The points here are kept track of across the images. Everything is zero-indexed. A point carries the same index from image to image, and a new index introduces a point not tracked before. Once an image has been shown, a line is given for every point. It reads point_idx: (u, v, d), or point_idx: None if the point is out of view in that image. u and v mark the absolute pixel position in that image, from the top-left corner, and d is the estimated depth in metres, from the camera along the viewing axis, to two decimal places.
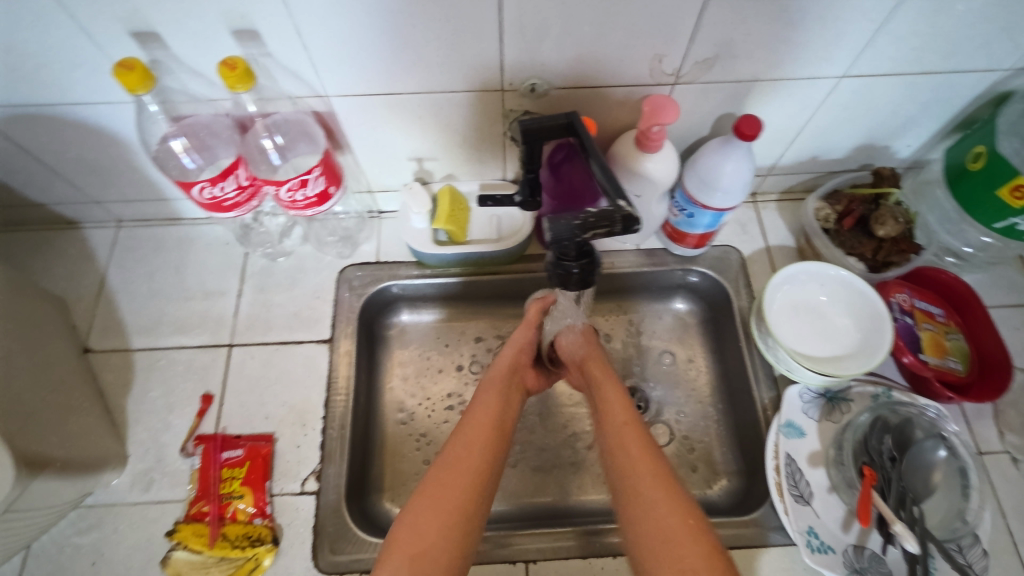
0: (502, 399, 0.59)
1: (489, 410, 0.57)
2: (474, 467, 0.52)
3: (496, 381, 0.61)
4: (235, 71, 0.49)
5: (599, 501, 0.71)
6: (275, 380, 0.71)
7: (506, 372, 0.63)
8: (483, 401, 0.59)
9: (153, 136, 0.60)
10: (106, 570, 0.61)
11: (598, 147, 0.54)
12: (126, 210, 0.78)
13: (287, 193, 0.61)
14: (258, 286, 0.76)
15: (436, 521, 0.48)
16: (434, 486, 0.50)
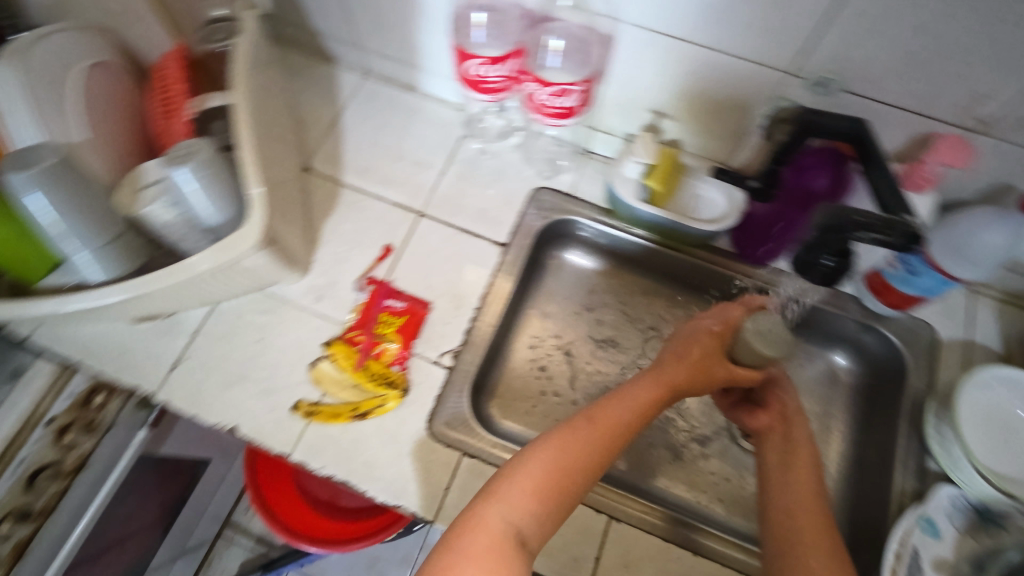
0: (671, 385, 0.52)
1: (653, 395, 0.52)
2: (605, 445, 0.48)
3: (686, 363, 0.54)
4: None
5: (681, 497, 0.72)
6: (447, 259, 0.76)
7: (695, 357, 0.54)
8: (653, 382, 0.53)
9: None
10: (266, 351, 0.70)
11: (883, 163, 0.54)
12: (379, 63, 0.85)
13: (543, 95, 0.63)
14: (461, 172, 0.81)
15: (561, 471, 0.46)
16: (576, 434, 0.48)
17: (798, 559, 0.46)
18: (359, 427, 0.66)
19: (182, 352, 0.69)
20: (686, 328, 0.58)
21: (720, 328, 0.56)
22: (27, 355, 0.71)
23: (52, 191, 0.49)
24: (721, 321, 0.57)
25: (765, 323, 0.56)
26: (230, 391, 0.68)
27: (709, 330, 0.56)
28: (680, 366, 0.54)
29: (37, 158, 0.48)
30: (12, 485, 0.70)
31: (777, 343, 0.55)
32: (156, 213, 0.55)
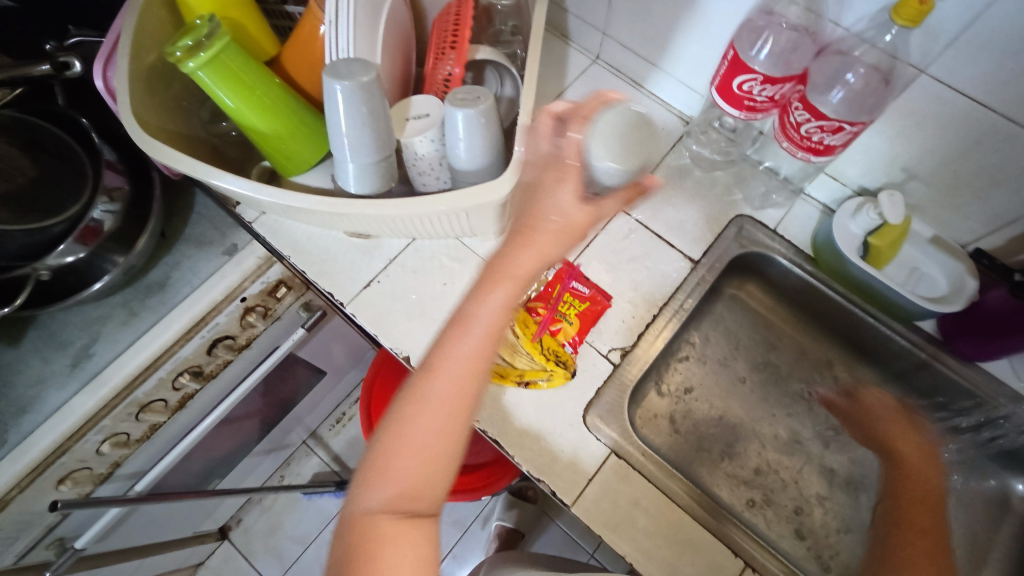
0: (505, 310, 0.50)
1: (485, 334, 0.49)
2: (447, 408, 0.48)
3: (506, 283, 0.50)
4: (922, 6, 0.48)
5: (808, 566, 0.70)
6: (636, 260, 0.76)
7: (520, 273, 0.50)
8: (468, 318, 0.50)
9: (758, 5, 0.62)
10: (449, 296, 0.73)
11: None
12: (614, 52, 0.85)
13: (810, 127, 0.60)
14: (668, 179, 0.80)
15: (414, 459, 0.48)
16: (421, 413, 0.48)
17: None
18: (519, 394, 0.68)
19: (376, 274, 0.74)
20: (544, 201, 0.52)
21: (533, 235, 0.51)
22: (244, 236, 0.78)
23: (354, 104, 0.52)
24: (565, 210, 0.51)
25: (625, 147, 0.51)
26: (410, 323, 0.71)
27: (533, 243, 0.51)
28: (495, 294, 0.50)
29: (353, 71, 0.52)
30: (197, 345, 0.76)
31: (637, 149, 0.52)
32: (420, 146, 0.60)
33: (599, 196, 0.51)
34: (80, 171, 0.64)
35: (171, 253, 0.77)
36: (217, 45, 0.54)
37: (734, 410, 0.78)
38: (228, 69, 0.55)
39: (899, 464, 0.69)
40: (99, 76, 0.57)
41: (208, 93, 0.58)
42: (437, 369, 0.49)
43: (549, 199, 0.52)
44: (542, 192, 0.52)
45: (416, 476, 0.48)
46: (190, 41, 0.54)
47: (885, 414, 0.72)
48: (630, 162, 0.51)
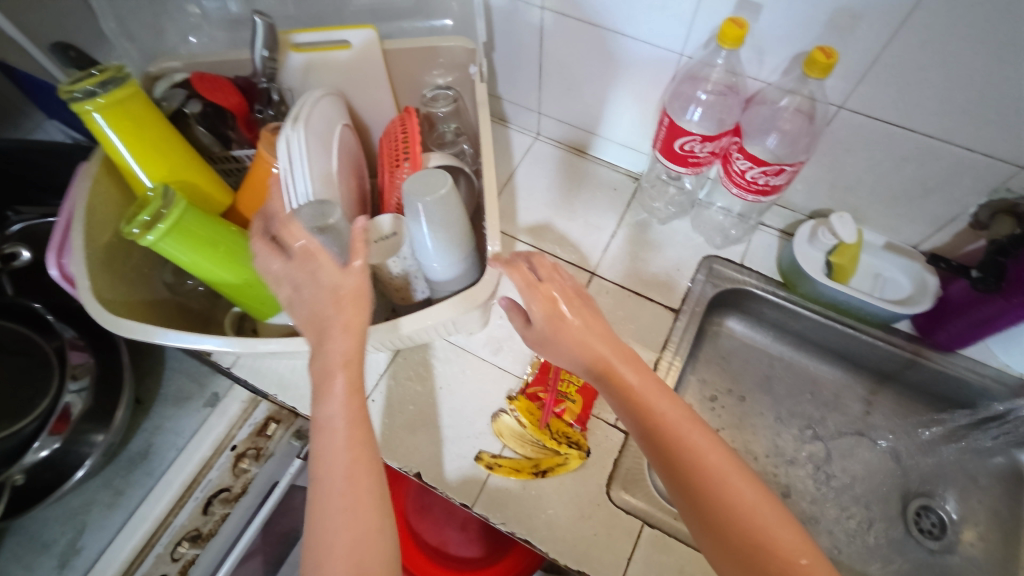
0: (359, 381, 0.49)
1: (352, 429, 0.47)
2: (358, 489, 0.45)
3: (342, 378, 0.48)
4: (829, 59, 0.53)
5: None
6: (620, 320, 0.77)
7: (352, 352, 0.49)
8: (329, 423, 0.47)
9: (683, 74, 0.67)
10: (447, 399, 0.72)
11: None
12: (552, 128, 0.89)
13: (754, 172, 0.64)
14: (630, 236, 0.83)
15: (357, 558, 0.43)
16: (341, 513, 0.44)
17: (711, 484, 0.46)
18: (539, 484, 0.66)
19: (369, 393, 0.72)
20: (313, 291, 0.49)
21: (343, 318, 0.49)
22: (224, 382, 0.76)
23: (320, 244, 0.53)
24: (315, 281, 0.49)
25: (426, 181, 0.55)
26: (413, 436, 0.69)
27: (342, 327, 0.49)
28: (336, 393, 0.47)
29: (316, 216, 0.53)
30: (193, 508, 0.70)
31: (433, 183, 0.55)
32: (395, 264, 0.61)
33: (309, 254, 0.50)
34: (43, 359, 0.63)
35: (150, 418, 0.74)
36: (175, 212, 0.53)
37: (747, 444, 0.79)
38: (189, 232, 0.55)
39: (647, 404, 0.50)
40: (54, 264, 0.55)
41: (171, 259, 0.56)
42: (333, 461, 0.45)
43: (307, 291, 0.50)
44: (302, 286, 0.50)
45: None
46: (146, 215, 0.53)
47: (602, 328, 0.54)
48: (447, 197, 0.55)
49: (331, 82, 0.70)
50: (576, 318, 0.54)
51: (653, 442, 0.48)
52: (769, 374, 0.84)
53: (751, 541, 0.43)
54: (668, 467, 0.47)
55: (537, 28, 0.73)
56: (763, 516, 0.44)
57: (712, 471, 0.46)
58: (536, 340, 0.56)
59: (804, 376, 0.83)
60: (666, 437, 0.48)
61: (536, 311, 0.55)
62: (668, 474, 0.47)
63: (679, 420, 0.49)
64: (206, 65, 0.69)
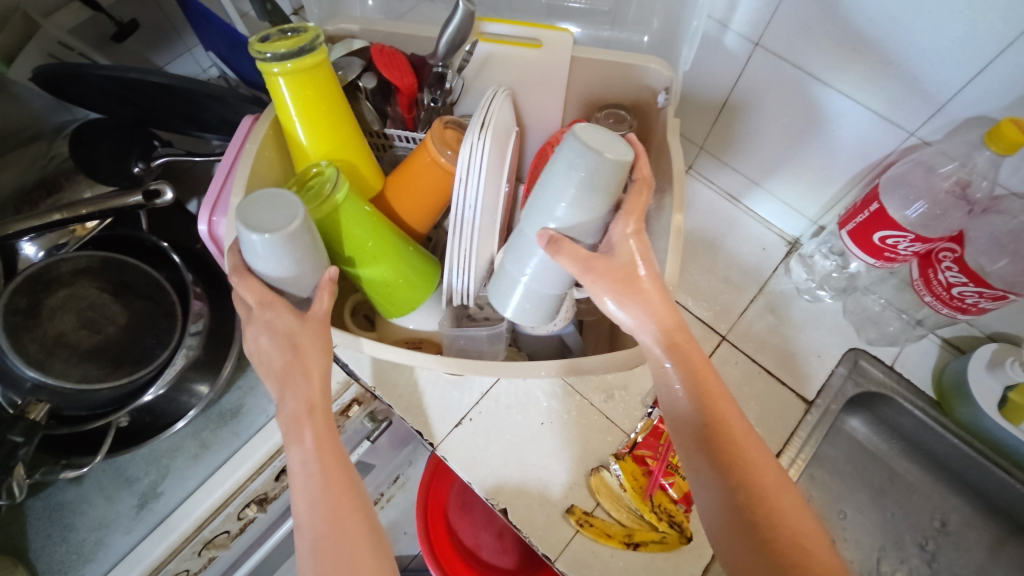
0: (322, 422, 0.44)
1: (329, 468, 0.43)
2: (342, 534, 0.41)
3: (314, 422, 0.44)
4: None
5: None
6: (746, 397, 0.70)
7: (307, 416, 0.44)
8: (301, 475, 0.43)
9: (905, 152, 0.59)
10: (546, 437, 0.68)
11: None
12: (709, 166, 0.82)
13: (961, 289, 0.56)
14: (771, 306, 0.76)
15: None
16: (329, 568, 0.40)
17: (738, 457, 0.42)
18: (628, 557, 0.61)
19: (468, 410, 0.69)
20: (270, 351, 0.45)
21: (302, 366, 0.45)
22: None
23: (274, 253, 0.42)
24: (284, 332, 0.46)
25: (601, 138, 0.43)
26: (505, 467, 0.66)
27: (304, 376, 0.45)
28: (308, 434, 0.44)
29: (276, 218, 0.41)
30: (269, 474, 0.68)
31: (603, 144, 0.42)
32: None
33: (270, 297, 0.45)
34: (169, 309, 0.61)
35: (245, 377, 0.73)
36: (336, 197, 0.49)
37: (847, 558, 0.72)
38: (347, 220, 0.51)
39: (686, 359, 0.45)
40: (205, 222, 0.53)
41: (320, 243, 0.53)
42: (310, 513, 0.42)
43: (265, 346, 0.46)
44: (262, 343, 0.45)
45: None
46: (309, 194, 0.50)
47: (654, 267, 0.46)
48: (622, 169, 0.42)
49: (505, 78, 0.64)
50: (651, 282, 0.46)
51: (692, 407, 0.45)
52: (885, 490, 0.76)
53: (771, 528, 0.40)
54: (708, 439, 0.44)
55: (739, 63, 0.66)
56: (781, 494, 0.41)
57: (733, 437, 0.43)
58: (615, 274, 0.45)
59: (925, 503, 0.75)
60: (705, 401, 0.45)
61: (623, 242, 0.46)
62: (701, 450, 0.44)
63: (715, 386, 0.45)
64: (383, 35, 0.64)
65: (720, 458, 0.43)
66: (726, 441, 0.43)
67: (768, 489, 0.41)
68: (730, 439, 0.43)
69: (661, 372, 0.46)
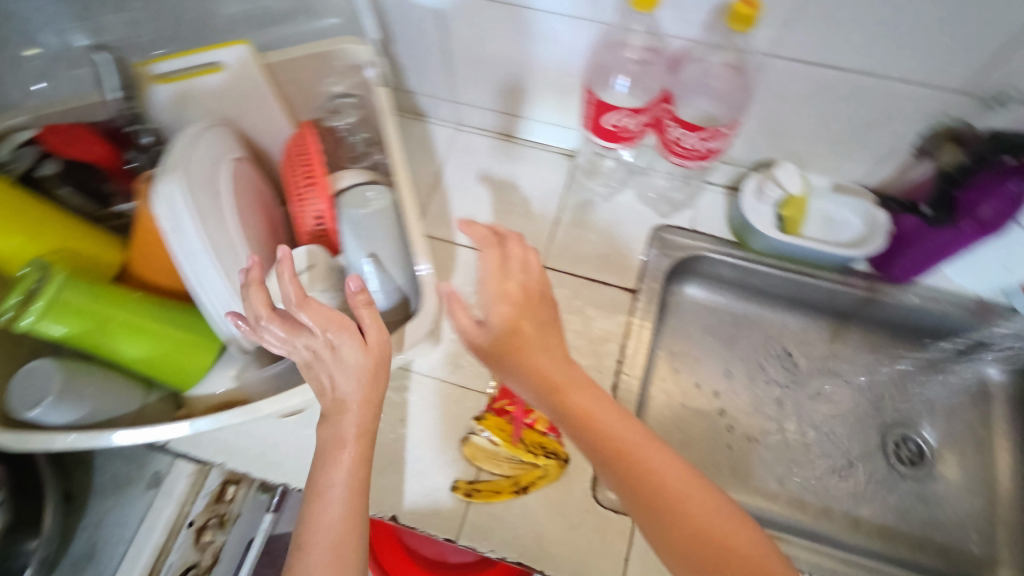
0: (358, 464, 0.47)
1: (352, 497, 0.46)
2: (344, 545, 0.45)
3: (344, 452, 0.47)
4: None
5: (854, 537, 0.70)
6: (579, 312, 0.73)
7: (337, 492, 0.46)
8: (325, 488, 0.46)
9: (600, 45, 0.62)
10: (411, 430, 0.67)
11: None
12: (475, 115, 0.82)
13: (693, 140, 0.60)
14: (574, 220, 0.79)
15: None
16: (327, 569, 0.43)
17: (611, 438, 0.47)
18: (523, 502, 0.63)
19: None
20: (334, 369, 0.46)
21: (342, 408, 0.47)
22: (165, 458, 0.69)
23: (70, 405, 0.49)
24: (343, 366, 0.46)
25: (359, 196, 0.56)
26: (381, 477, 0.64)
27: (342, 416, 0.47)
28: (343, 461, 0.47)
29: (42, 388, 0.48)
30: None
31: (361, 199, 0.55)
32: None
33: (336, 332, 0.46)
34: None
35: (86, 515, 0.66)
36: (51, 287, 0.47)
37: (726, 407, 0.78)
38: (74, 307, 0.48)
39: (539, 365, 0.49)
40: None
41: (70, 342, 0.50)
42: (319, 518, 0.45)
43: (336, 374, 0.46)
44: (336, 371, 0.46)
45: None
46: (14, 299, 0.47)
47: (492, 292, 0.53)
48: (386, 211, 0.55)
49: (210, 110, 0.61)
50: (528, 303, 0.52)
51: (549, 408, 0.49)
52: (737, 333, 0.81)
53: (654, 493, 0.44)
54: (575, 435, 0.47)
55: (433, 15, 0.66)
56: (661, 464, 0.46)
57: (600, 425, 0.47)
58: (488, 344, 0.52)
59: (771, 329, 0.81)
60: (561, 399, 0.49)
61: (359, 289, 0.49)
62: (569, 436, 0.48)
63: (579, 386, 0.49)
64: (58, 114, 0.60)
65: (602, 444, 0.47)
66: (593, 430, 0.47)
67: (649, 463, 0.46)
68: (602, 421, 0.48)
69: (535, 395, 0.50)
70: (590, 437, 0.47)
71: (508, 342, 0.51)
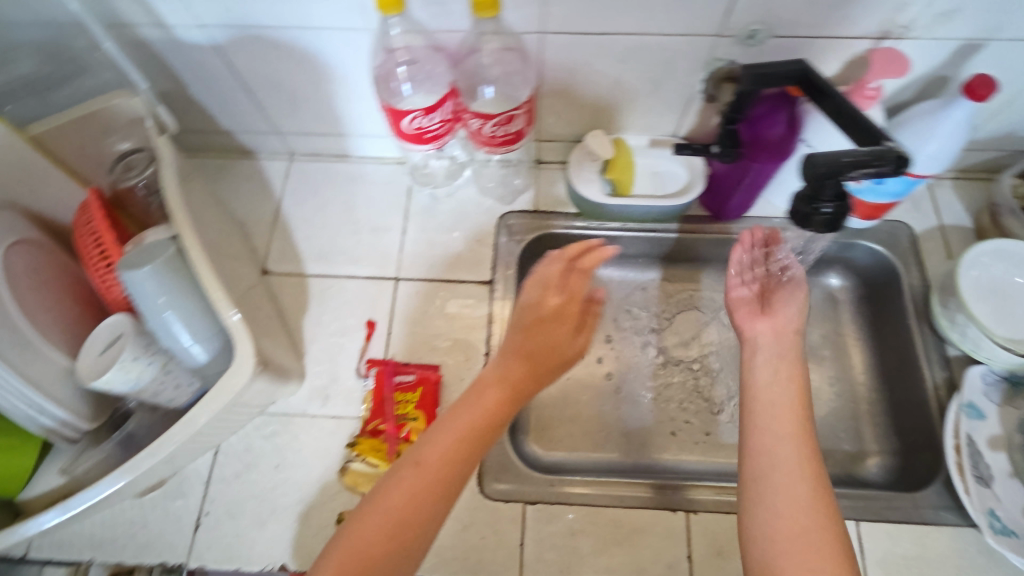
0: (516, 372, 0.51)
1: (489, 407, 0.49)
2: (455, 451, 0.46)
3: (490, 396, 0.50)
4: None
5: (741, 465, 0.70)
6: (440, 316, 0.73)
7: (465, 397, 0.50)
8: (456, 406, 0.49)
9: (376, 59, 0.62)
10: (288, 474, 0.65)
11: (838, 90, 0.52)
12: (302, 142, 0.81)
13: (490, 128, 0.61)
14: (421, 227, 0.78)
15: (410, 501, 0.44)
16: (424, 462, 0.46)
17: (785, 389, 0.50)
18: None
19: (201, 506, 0.64)
20: (539, 331, 0.54)
21: (566, 313, 0.56)
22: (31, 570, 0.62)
23: None
24: (547, 331, 0.55)
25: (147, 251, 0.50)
26: (265, 529, 0.63)
27: (563, 319, 0.56)
28: (499, 368, 0.51)
29: None
30: None
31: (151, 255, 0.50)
32: (112, 383, 0.53)
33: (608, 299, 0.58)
34: None
35: None
36: None
37: None
38: None
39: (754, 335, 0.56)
40: None
41: None
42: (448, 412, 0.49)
43: (764, 342, 0.55)
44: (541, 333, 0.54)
45: (416, 513, 0.44)
46: None
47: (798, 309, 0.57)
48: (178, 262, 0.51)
49: None
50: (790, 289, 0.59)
51: (784, 368, 0.52)
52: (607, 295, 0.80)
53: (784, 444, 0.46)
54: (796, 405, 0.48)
55: (213, 50, 0.64)
56: (794, 422, 0.47)
57: (796, 384, 0.51)
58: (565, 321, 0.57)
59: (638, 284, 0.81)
60: (789, 357, 0.53)
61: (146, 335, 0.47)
62: (786, 389, 0.50)
63: (780, 353, 0.54)
64: None
65: (766, 398, 0.49)
66: (787, 391, 0.50)
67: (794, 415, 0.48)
68: (790, 375, 0.51)
69: (771, 351, 0.54)
70: (779, 392, 0.50)
71: (784, 335, 0.55)
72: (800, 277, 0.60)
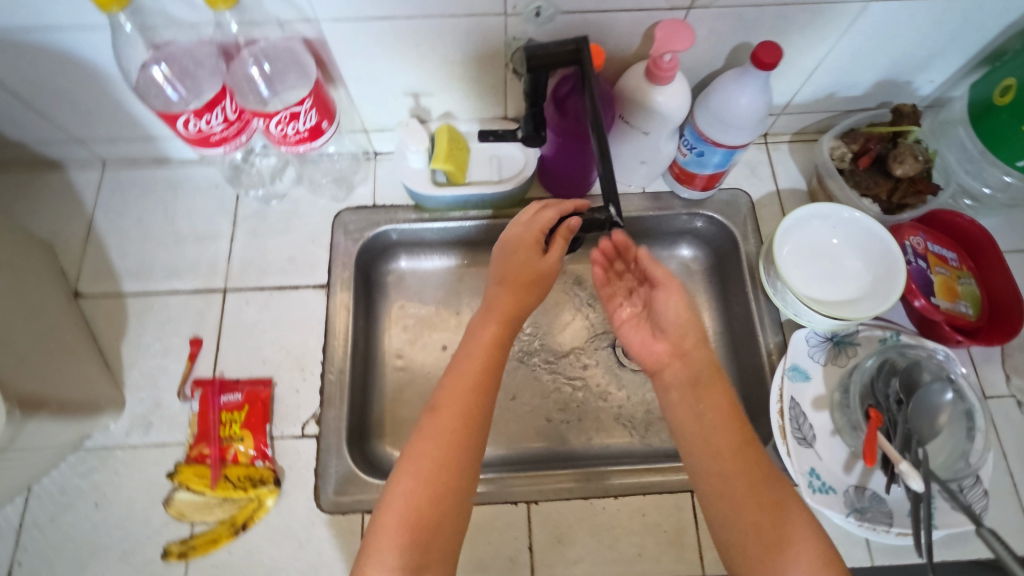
0: (490, 341, 0.53)
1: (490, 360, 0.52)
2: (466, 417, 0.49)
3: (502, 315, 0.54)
4: None
5: (602, 445, 0.70)
6: (271, 325, 0.69)
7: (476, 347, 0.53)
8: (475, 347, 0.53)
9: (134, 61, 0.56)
10: (109, 511, 0.61)
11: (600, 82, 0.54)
12: (111, 150, 0.74)
13: (278, 127, 0.57)
14: (250, 231, 0.73)
15: (421, 493, 0.46)
16: (415, 453, 0.47)
17: (692, 376, 0.51)
18: (245, 540, 0.60)
19: (12, 556, 0.60)
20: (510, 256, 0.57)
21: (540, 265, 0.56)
22: None
23: None
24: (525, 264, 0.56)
25: None
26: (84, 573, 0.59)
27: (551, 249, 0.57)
28: (488, 321, 0.54)
29: None
30: None
31: None
32: None
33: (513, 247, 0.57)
34: None
35: None
36: None
37: None
38: None
39: (661, 366, 0.53)
40: None
41: None
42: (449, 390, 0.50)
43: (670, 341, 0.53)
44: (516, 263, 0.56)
45: (414, 504, 0.46)
46: None
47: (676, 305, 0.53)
48: None
49: None
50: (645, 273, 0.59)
51: (687, 354, 0.52)
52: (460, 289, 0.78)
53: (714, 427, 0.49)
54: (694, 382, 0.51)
55: None
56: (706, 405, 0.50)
57: (699, 362, 0.52)
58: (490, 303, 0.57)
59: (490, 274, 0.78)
60: (695, 342, 0.53)
61: None
62: (685, 374, 0.52)
63: (688, 335, 0.53)
64: None
65: (679, 387, 0.51)
66: (696, 375, 0.51)
67: (708, 395, 0.50)
68: (692, 356, 0.52)
69: (681, 349, 0.53)
70: (682, 374, 0.52)
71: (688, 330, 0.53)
72: (665, 271, 0.54)
